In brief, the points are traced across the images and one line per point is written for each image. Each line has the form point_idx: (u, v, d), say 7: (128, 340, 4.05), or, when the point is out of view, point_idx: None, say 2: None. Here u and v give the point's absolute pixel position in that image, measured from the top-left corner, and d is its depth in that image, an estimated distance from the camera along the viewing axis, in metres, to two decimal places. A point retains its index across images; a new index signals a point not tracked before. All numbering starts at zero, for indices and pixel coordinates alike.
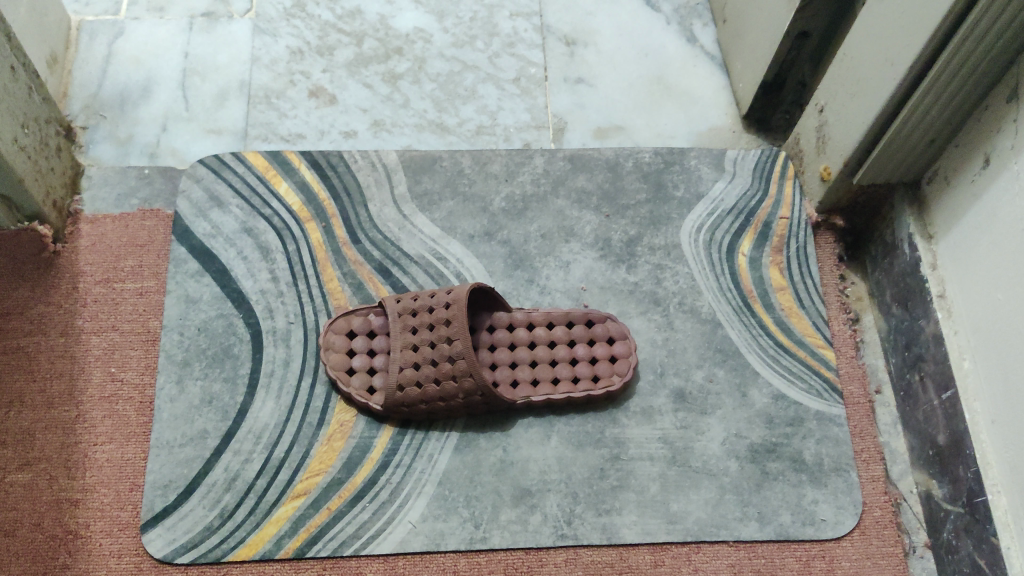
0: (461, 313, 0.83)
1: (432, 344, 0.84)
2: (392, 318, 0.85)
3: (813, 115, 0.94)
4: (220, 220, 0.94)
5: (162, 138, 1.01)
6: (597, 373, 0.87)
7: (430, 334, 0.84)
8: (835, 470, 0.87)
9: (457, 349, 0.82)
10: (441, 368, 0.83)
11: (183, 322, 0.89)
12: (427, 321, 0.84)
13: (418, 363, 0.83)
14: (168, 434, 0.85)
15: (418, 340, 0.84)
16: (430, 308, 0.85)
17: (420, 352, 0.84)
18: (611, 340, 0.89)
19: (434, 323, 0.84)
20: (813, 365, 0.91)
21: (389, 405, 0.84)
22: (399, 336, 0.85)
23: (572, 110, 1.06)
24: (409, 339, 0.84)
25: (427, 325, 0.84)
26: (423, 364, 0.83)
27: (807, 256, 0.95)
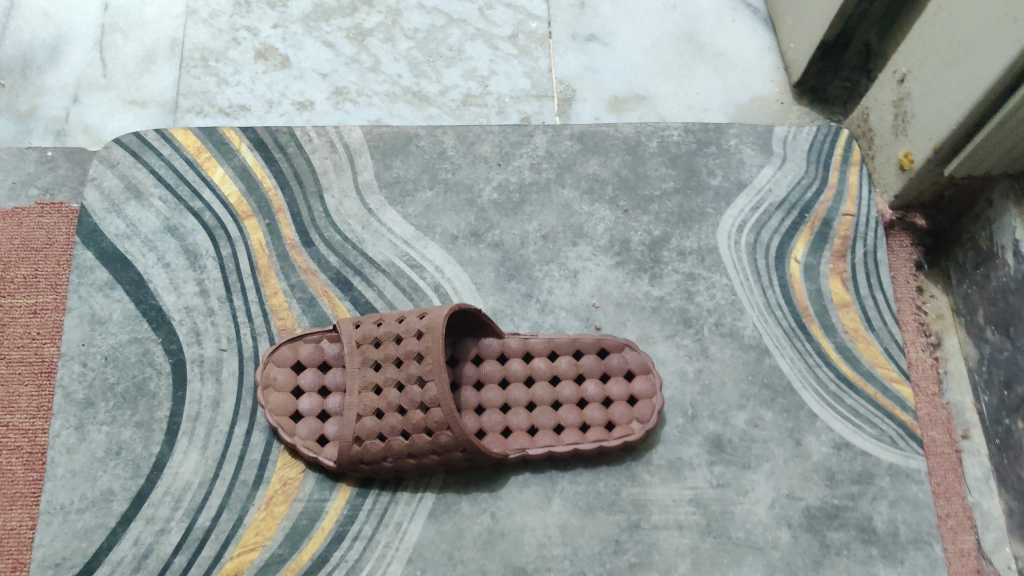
0: (436, 347, 0.64)
1: (399, 384, 0.65)
2: (348, 349, 0.66)
3: (889, 85, 0.74)
4: (137, 217, 0.75)
5: (72, 110, 0.81)
6: (612, 419, 0.68)
7: (397, 371, 0.65)
8: (914, 542, 0.68)
9: (432, 394, 0.63)
10: (411, 417, 0.64)
11: (87, 349, 0.70)
12: (394, 355, 0.65)
13: (382, 409, 0.65)
14: (62, 496, 0.66)
15: (381, 379, 0.65)
16: (398, 337, 0.66)
17: (384, 396, 0.65)
18: (631, 375, 0.70)
19: (402, 358, 0.65)
20: (884, 405, 0.72)
21: (344, 462, 0.65)
22: (357, 375, 0.65)
23: (582, 76, 0.85)
24: (370, 377, 0.65)
25: (394, 359, 0.65)
26: (388, 411, 0.64)
27: (878, 262, 0.76)
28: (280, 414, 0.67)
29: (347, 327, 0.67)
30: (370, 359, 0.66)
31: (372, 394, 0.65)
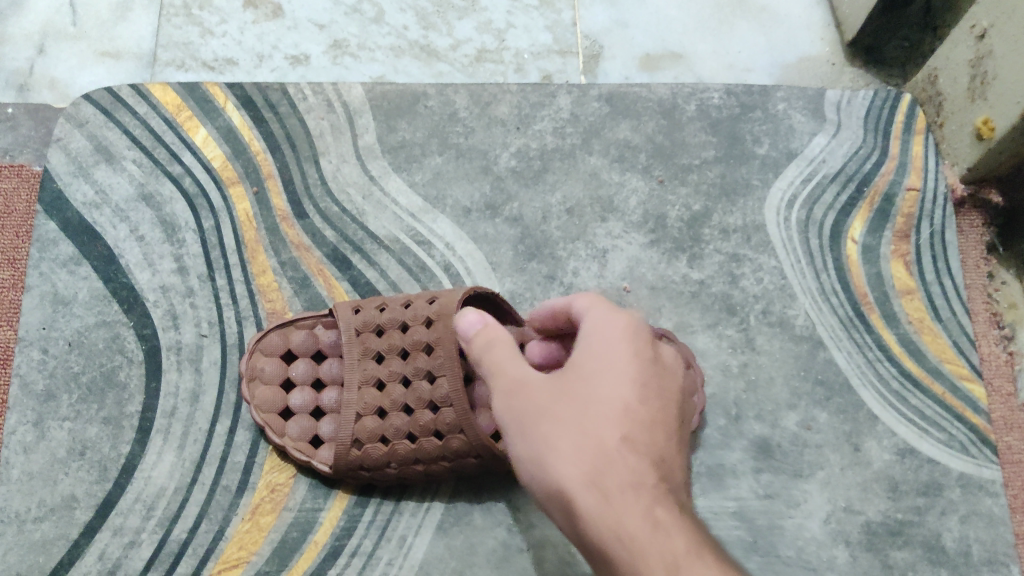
0: (447, 337, 0.54)
1: (405, 380, 0.56)
2: (346, 337, 0.57)
3: (966, 43, 0.65)
4: (108, 183, 0.66)
5: (37, 62, 0.72)
6: None
7: (402, 364, 0.56)
8: (987, 563, 0.60)
9: (443, 392, 0.54)
10: (419, 418, 0.55)
11: (48, 334, 0.62)
12: (399, 345, 0.56)
13: (384, 408, 0.55)
14: (17, 503, 0.58)
15: (384, 372, 0.56)
16: (404, 324, 0.56)
17: (387, 394, 0.55)
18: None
19: (410, 349, 0.56)
20: (953, 406, 0.63)
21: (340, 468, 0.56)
22: (356, 369, 0.56)
23: (610, 30, 0.76)
24: (372, 371, 0.56)
25: (400, 350, 0.56)
26: (392, 410, 0.55)
27: (946, 244, 0.67)
28: (268, 412, 0.58)
29: (344, 311, 0.57)
30: (371, 350, 0.56)
31: (374, 390, 0.56)
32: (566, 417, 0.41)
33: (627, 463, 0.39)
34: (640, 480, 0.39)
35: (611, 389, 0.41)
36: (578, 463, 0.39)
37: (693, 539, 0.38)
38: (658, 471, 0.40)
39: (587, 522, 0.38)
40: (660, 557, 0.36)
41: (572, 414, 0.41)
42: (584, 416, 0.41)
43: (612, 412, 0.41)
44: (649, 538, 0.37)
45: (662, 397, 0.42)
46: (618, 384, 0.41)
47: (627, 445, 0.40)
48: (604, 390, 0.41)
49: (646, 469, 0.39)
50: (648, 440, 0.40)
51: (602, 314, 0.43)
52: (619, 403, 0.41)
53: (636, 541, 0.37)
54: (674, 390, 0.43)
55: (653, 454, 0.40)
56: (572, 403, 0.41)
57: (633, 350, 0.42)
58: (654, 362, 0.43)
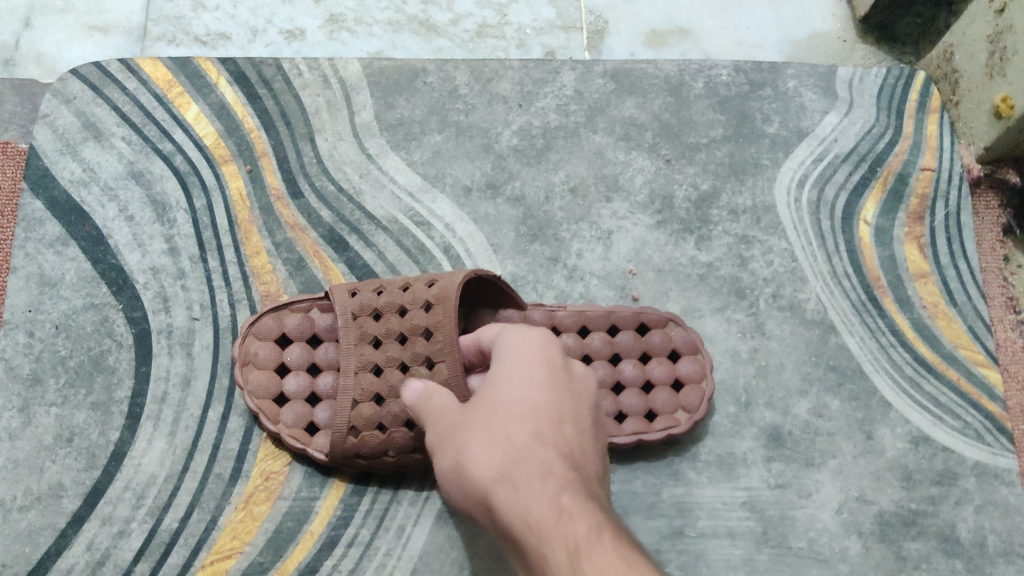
0: (448, 321, 0.51)
1: (403, 366, 0.52)
2: (342, 321, 0.54)
3: (984, 17, 0.63)
4: (97, 160, 0.64)
5: (23, 36, 0.70)
6: (652, 407, 0.57)
7: (399, 349, 0.52)
8: (1003, 555, 0.58)
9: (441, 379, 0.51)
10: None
11: (34, 317, 0.60)
12: (397, 330, 0.53)
13: (381, 396, 0.52)
14: (2, 491, 0.56)
15: (381, 358, 0.53)
16: (402, 307, 0.53)
17: (384, 380, 0.52)
18: (676, 355, 0.59)
19: (408, 334, 0.53)
20: (968, 392, 0.61)
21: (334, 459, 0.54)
22: (352, 353, 0.53)
23: (616, 5, 0.74)
24: (369, 356, 0.53)
25: (397, 335, 0.53)
26: (390, 398, 0.52)
27: (961, 226, 0.65)
28: (261, 398, 0.56)
29: (340, 294, 0.54)
30: (367, 335, 0.53)
31: (371, 376, 0.53)
32: (478, 426, 0.40)
33: (536, 453, 0.38)
34: (548, 466, 0.37)
35: (519, 393, 0.40)
36: (488, 459, 0.38)
37: (597, 518, 0.34)
38: (567, 462, 0.38)
39: (500, 518, 0.36)
40: (562, 534, 0.33)
41: (483, 426, 0.40)
42: (495, 424, 0.40)
43: (518, 412, 0.40)
44: (553, 517, 0.34)
45: (576, 399, 0.41)
46: (527, 388, 0.41)
47: (535, 440, 0.38)
48: (512, 396, 0.40)
49: (554, 460, 0.37)
50: (557, 435, 0.39)
51: (515, 336, 0.45)
52: (526, 404, 0.40)
53: (539, 522, 0.34)
54: (592, 400, 0.42)
55: (561, 444, 0.38)
56: (483, 415, 0.40)
57: (548, 353, 0.43)
58: (567, 376, 0.42)
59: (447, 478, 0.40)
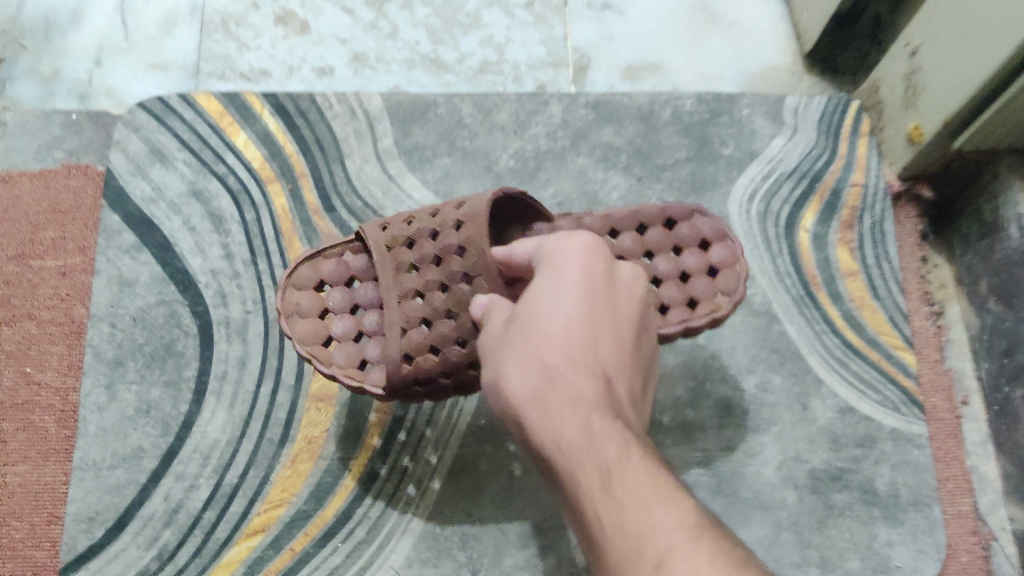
0: (478, 233, 0.57)
1: (443, 286, 0.58)
2: (377, 256, 0.59)
3: (901, 58, 0.76)
4: (162, 180, 0.77)
5: (95, 74, 0.83)
6: (692, 295, 0.59)
7: (437, 272, 0.58)
8: (914, 504, 0.71)
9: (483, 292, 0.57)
10: (465, 323, 0.57)
11: (115, 311, 0.72)
12: (432, 254, 0.58)
13: (428, 318, 0.58)
14: (94, 453, 0.68)
15: (422, 284, 0.58)
16: (432, 232, 0.59)
17: (428, 303, 0.58)
18: (706, 245, 0.61)
19: (443, 257, 0.58)
20: (888, 371, 0.74)
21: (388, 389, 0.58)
22: (392, 286, 0.59)
23: (597, 44, 0.87)
24: (411, 285, 0.59)
25: (432, 259, 0.59)
26: (437, 318, 0.58)
27: (884, 233, 0.78)
28: (310, 345, 0.60)
29: (371, 230, 0.60)
30: (403, 263, 0.59)
31: (415, 303, 0.58)
32: (520, 345, 0.45)
33: (568, 386, 0.42)
34: (578, 397, 0.42)
35: (557, 308, 0.45)
36: (525, 386, 0.43)
37: (622, 437, 0.41)
38: (597, 382, 0.43)
39: (537, 435, 0.42)
40: (593, 453, 0.40)
41: (523, 340, 0.45)
42: (533, 341, 0.45)
43: (558, 335, 0.44)
44: (581, 439, 0.40)
45: (613, 321, 0.46)
46: (566, 305, 0.45)
47: (568, 363, 0.43)
48: (552, 318, 0.45)
49: (585, 382, 0.43)
50: (590, 358, 0.44)
51: (560, 243, 0.50)
52: (562, 320, 0.45)
53: (568, 443, 0.40)
54: (626, 321, 0.47)
55: (592, 366, 0.44)
56: (526, 336, 0.45)
57: (592, 261, 0.48)
58: (604, 288, 0.47)
59: (492, 392, 0.46)
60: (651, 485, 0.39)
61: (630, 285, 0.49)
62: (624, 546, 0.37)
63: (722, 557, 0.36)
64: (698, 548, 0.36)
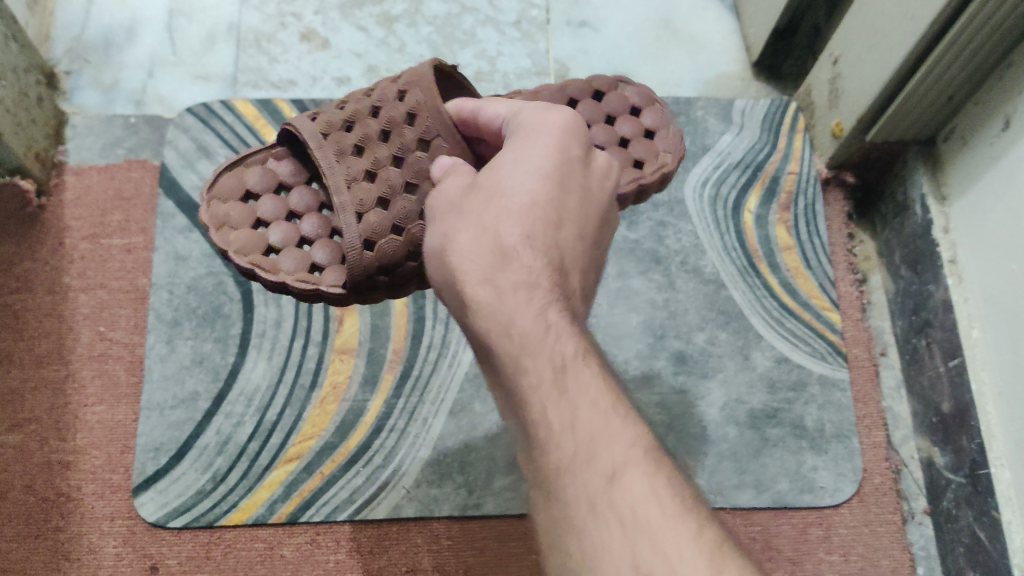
0: (431, 99, 0.61)
1: (397, 159, 0.61)
2: (317, 142, 0.61)
3: (826, 66, 0.91)
4: (209, 172, 0.91)
5: (148, 84, 0.97)
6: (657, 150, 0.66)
7: (386, 148, 0.61)
8: (836, 436, 0.85)
9: None
10: (424, 194, 0.60)
11: (172, 280, 0.87)
12: (377, 130, 0.61)
13: (385, 198, 0.60)
14: (158, 396, 0.83)
15: (371, 162, 0.60)
16: (372, 115, 0.62)
17: (382, 178, 0.60)
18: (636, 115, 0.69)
19: (390, 131, 0.61)
20: (818, 328, 0.89)
21: (352, 285, 0.58)
22: (339, 170, 0.60)
23: (575, 56, 1.02)
24: (359, 164, 0.61)
25: (377, 137, 0.61)
26: (395, 195, 0.60)
27: (815, 214, 0.93)
28: (252, 254, 0.60)
29: (300, 121, 0.62)
30: (347, 146, 0.61)
31: (367, 182, 0.60)
32: (479, 221, 0.50)
33: (522, 263, 0.47)
34: (534, 283, 0.47)
35: (524, 191, 0.50)
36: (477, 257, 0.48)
37: (576, 339, 0.45)
38: (549, 269, 0.48)
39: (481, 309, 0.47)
40: (548, 349, 0.44)
41: (488, 217, 0.49)
42: (496, 217, 0.49)
43: (520, 216, 0.49)
44: (532, 330, 0.45)
45: (573, 208, 0.51)
46: (531, 189, 0.50)
47: (525, 245, 0.48)
48: (514, 199, 0.50)
49: (539, 268, 0.48)
50: (547, 244, 0.49)
51: (535, 123, 0.54)
52: (527, 203, 0.49)
53: (519, 330, 0.45)
54: (584, 208, 0.52)
55: (546, 252, 0.48)
56: (489, 212, 0.50)
57: (564, 149, 0.52)
58: (570, 175, 0.52)
59: (436, 256, 0.51)
60: (603, 402, 0.43)
61: (589, 175, 0.54)
62: (571, 451, 0.41)
63: (671, 487, 0.40)
64: (653, 471, 0.40)
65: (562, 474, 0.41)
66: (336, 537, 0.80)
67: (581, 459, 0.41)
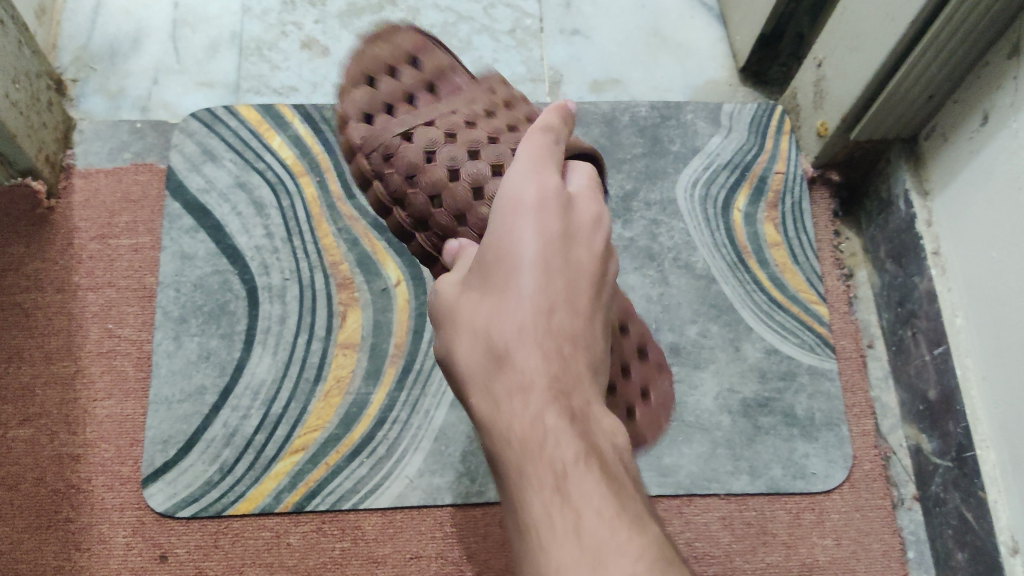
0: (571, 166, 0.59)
1: None
2: None
3: (811, 69, 0.94)
4: (213, 175, 0.94)
5: (153, 91, 1.00)
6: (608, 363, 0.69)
7: None
8: (826, 424, 0.88)
9: None
10: None
11: (179, 278, 0.89)
12: None
13: None
14: (166, 390, 0.85)
15: None
16: None
17: None
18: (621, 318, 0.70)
19: None
20: (806, 321, 0.91)
21: None
22: None
23: (568, 63, 1.05)
24: None
25: None
26: None
27: (802, 212, 0.96)
28: None
29: None
30: None
31: None
32: (482, 312, 0.47)
33: (521, 358, 0.44)
34: (531, 380, 0.43)
35: (518, 284, 0.46)
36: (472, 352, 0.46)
37: (579, 438, 0.42)
38: (549, 367, 0.44)
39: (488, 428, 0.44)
40: (550, 458, 0.41)
41: (486, 322, 0.46)
42: (493, 321, 0.46)
43: (516, 313, 0.45)
44: (533, 443, 0.42)
45: (571, 286, 0.46)
46: (523, 279, 0.46)
47: (517, 344, 0.44)
48: (524, 282, 0.45)
49: (537, 369, 0.43)
50: (544, 333, 0.44)
51: (521, 188, 0.49)
52: (525, 300, 0.45)
53: (522, 443, 0.42)
54: (588, 284, 0.47)
55: (546, 347, 0.44)
56: (493, 299, 0.46)
57: (547, 220, 0.47)
58: (562, 248, 0.47)
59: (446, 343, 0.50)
60: (606, 509, 0.40)
61: (588, 235, 0.48)
62: (574, 557, 0.38)
63: None
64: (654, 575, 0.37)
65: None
66: (341, 525, 0.82)
67: (587, 565, 0.38)
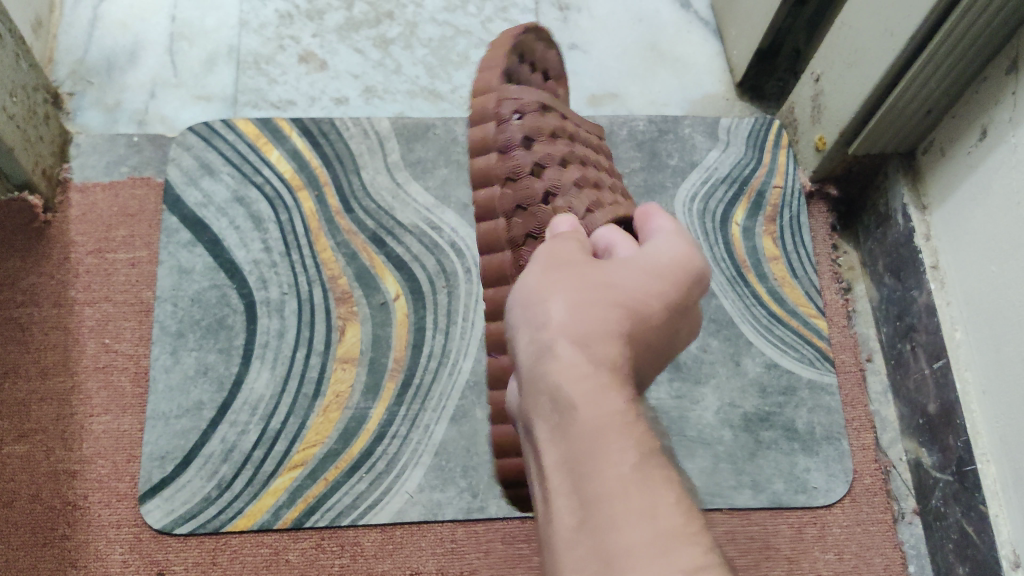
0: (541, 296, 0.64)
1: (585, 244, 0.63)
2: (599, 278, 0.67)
3: (809, 84, 0.95)
4: (211, 189, 0.93)
5: (151, 104, 1.00)
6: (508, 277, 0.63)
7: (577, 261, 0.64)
8: (827, 438, 0.88)
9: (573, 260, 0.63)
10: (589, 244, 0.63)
11: (176, 293, 0.88)
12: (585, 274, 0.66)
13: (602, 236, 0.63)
14: (163, 406, 0.84)
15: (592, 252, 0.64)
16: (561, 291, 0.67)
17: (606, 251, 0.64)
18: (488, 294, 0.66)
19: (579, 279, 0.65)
20: (805, 335, 0.91)
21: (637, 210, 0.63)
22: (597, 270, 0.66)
23: None
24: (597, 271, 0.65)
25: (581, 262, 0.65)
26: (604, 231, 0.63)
27: (800, 226, 0.96)
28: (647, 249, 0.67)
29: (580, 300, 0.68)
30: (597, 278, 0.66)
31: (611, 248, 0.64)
32: (595, 288, 0.47)
33: (611, 345, 0.43)
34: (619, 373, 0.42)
35: (634, 293, 0.47)
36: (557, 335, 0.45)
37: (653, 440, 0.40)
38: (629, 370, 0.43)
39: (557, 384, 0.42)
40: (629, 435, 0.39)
41: (593, 295, 0.46)
42: (601, 298, 0.46)
43: (624, 309, 0.46)
44: (612, 414, 0.40)
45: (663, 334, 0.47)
46: (640, 295, 0.47)
47: (617, 333, 0.44)
48: (638, 296, 0.47)
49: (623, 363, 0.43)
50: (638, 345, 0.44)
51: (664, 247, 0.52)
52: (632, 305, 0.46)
53: (603, 409, 0.40)
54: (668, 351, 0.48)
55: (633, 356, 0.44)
56: (603, 286, 0.47)
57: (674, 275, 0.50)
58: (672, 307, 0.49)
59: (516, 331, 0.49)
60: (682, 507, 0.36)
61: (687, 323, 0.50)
62: (639, 540, 0.34)
63: None
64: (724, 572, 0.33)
65: (635, 552, 0.34)
66: (341, 541, 0.81)
67: (659, 544, 0.34)
